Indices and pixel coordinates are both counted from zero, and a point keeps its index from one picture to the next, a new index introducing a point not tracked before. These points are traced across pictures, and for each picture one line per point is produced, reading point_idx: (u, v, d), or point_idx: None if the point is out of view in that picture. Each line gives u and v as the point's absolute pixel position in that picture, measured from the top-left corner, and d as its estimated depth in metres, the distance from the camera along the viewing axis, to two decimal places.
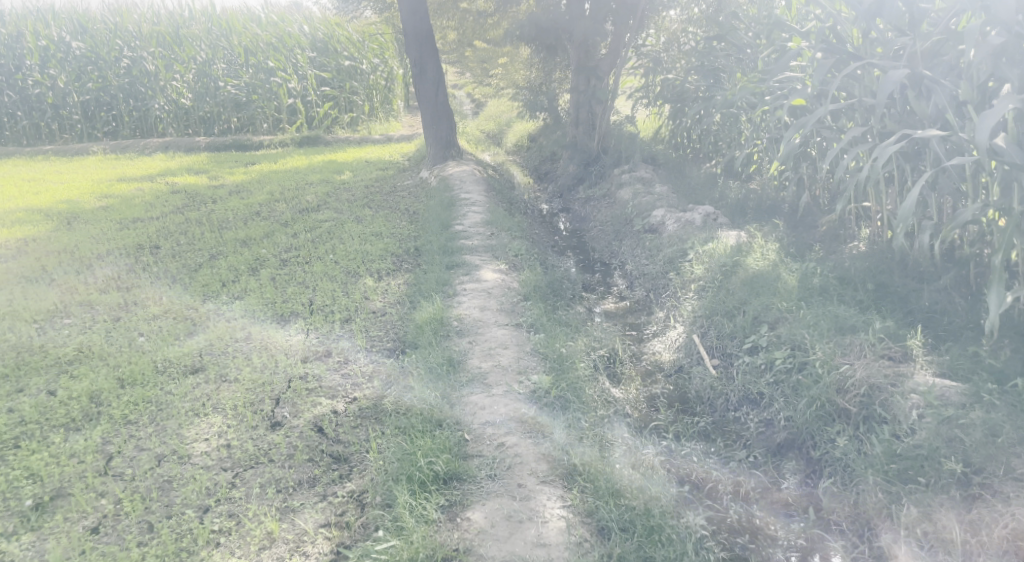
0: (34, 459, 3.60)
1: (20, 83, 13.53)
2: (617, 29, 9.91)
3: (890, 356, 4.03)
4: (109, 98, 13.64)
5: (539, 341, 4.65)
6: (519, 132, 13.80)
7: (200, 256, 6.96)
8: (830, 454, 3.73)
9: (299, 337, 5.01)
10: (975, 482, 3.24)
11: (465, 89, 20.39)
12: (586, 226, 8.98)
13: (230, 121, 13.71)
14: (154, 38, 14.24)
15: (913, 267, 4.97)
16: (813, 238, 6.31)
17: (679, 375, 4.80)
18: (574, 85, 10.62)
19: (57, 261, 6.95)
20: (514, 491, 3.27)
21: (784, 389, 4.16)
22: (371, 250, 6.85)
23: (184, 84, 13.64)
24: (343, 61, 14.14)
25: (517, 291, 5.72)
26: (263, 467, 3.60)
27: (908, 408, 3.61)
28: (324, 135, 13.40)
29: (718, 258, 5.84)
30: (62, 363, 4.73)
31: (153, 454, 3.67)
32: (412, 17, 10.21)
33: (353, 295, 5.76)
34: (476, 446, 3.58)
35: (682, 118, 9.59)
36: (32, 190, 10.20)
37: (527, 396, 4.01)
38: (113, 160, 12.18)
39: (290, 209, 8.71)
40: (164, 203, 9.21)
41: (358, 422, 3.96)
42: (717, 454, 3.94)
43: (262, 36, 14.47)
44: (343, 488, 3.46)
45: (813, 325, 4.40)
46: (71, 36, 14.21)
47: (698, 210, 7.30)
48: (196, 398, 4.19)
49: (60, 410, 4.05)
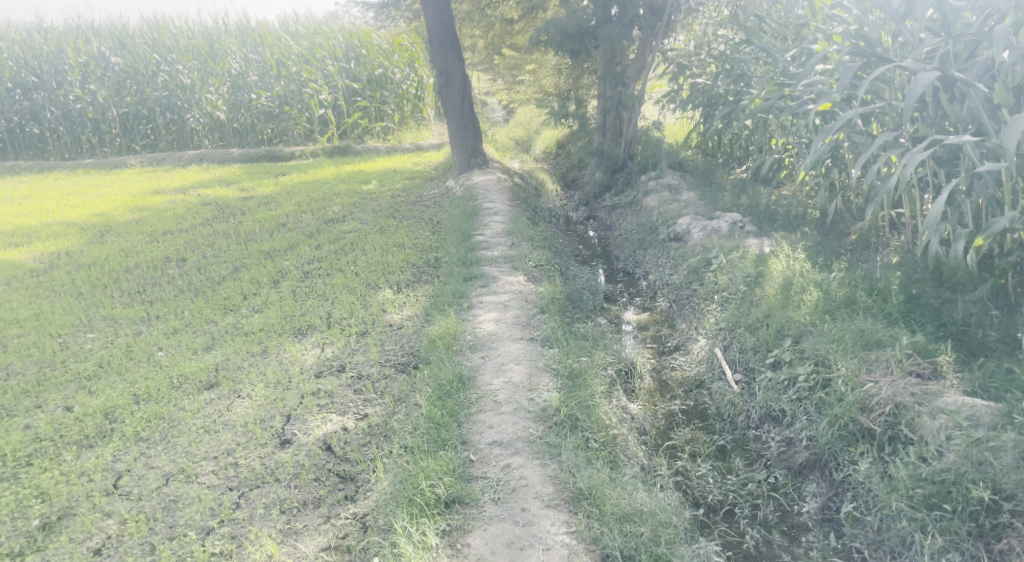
0: (45, 478, 3.65)
1: (62, 99, 13.92)
2: (645, 35, 9.86)
3: (919, 372, 3.83)
4: (147, 112, 13.95)
5: (553, 357, 4.56)
6: (547, 139, 13.68)
7: (225, 268, 7.01)
8: (853, 476, 3.57)
9: (314, 351, 4.99)
10: (1007, 510, 3.02)
11: (496, 96, 20.38)
12: (611, 235, 8.85)
13: (263, 132, 13.90)
14: (190, 52, 14.51)
15: (945, 278, 4.75)
16: (842, 246, 6.10)
17: (699, 390, 4.66)
18: (601, 91, 10.49)
19: (88, 275, 7.07)
20: (517, 516, 3.18)
21: (807, 407, 4.00)
22: (392, 261, 6.83)
23: (218, 97, 13.89)
24: (374, 71, 14.02)
25: (535, 303, 5.63)
26: (268, 486, 3.58)
27: (935, 428, 3.40)
28: (354, 145, 13.49)
29: (742, 268, 5.68)
30: (81, 378, 4.79)
31: (161, 473, 3.68)
32: (436, 26, 10.21)
33: (371, 307, 5.74)
34: (482, 467, 3.51)
35: (711, 123, 9.36)
36: (70, 203, 10.45)
37: (537, 414, 3.91)
38: (149, 172, 12.45)
39: (316, 221, 8.75)
40: (195, 215, 9.33)
41: (367, 440, 3.93)
42: (735, 475, 3.82)
43: (295, 47, 14.64)
44: (347, 510, 3.43)
45: (838, 339, 4.21)
46: (111, 51, 14.46)
47: (724, 217, 7.13)
48: (209, 415, 4.19)
49: (75, 426, 4.09)
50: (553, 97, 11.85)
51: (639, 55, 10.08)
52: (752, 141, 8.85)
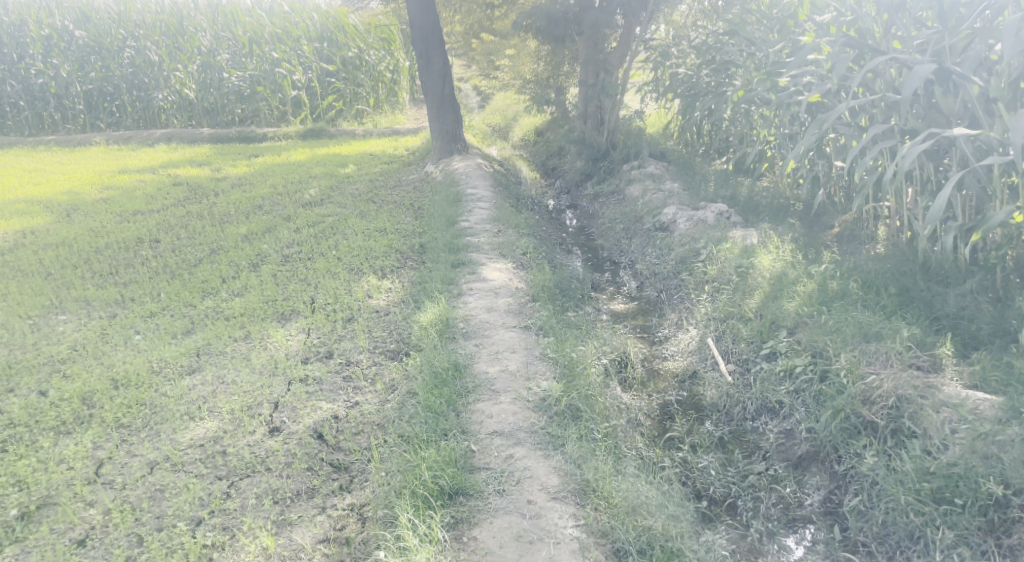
0: (21, 465, 3.48)
1: (23, 72, 13.34)
2: (628, 21, 9.59)
3: (919, 365, 3.88)
4: (112, 88, 13.44)
5: (549, 346, 4.50)
6: (526, 126, 13.54)
7: (200, 251, 6.78)
8: (856, 469, 3.59)
9: (299, 337, 4.83)
10: (1016, 505, 3.07)
11: (470, 82, 20.17)
12: (593, 223, 8.79)
13: (234, 113, 13.54)
14: (158, 28, 14.02)
15: (936, 271, 4.79)
16: (829, 238, 6.12)
17: (693, 380, 4.62)
18: (582, 79, 10.31)
19: (56, 255, 6.79)
20: (523, 508, 3.12)
21: (805, 398, 4.01)
22: (376, 246, 6.67)
23: (187, 75, 13.44)
24: (349, 53, 13.78)
25: (525, 290, 5.55)
26: (259, 476, 3.45)
27: (939, 422, 3.46)
28: (328, 128, 13.22)
29: (733, 258, 5.67)
30: (55, 361, 4.58)
31: (146, 461, 3.53)
32: (417, 8, 9.98)
33: (355, 293, 5.59)
34: (483, 458, 3.44)
35: (691, 114, 9.36)
36: (33, 180, 10.04)
37: (536, 404, 3.86)
38: (116, 151, 12.02)
39: (293, 204, 8.53)
40: (165, 195, 9.03)
41: (360, 428, 3.81)
42: (735, 467, 3.80)
43: (268, 26, 14.28)
44: (343, 500, 3.32)
45: (835, 331, 4.22)
46: (75, 25, 13.95)
47: (710, 207, 7.09)
48: (192, 401, 4.03)
49: (50, 412, 3.90)
50: (533, 83, 11.73)
51: (621, 43, 9.80)
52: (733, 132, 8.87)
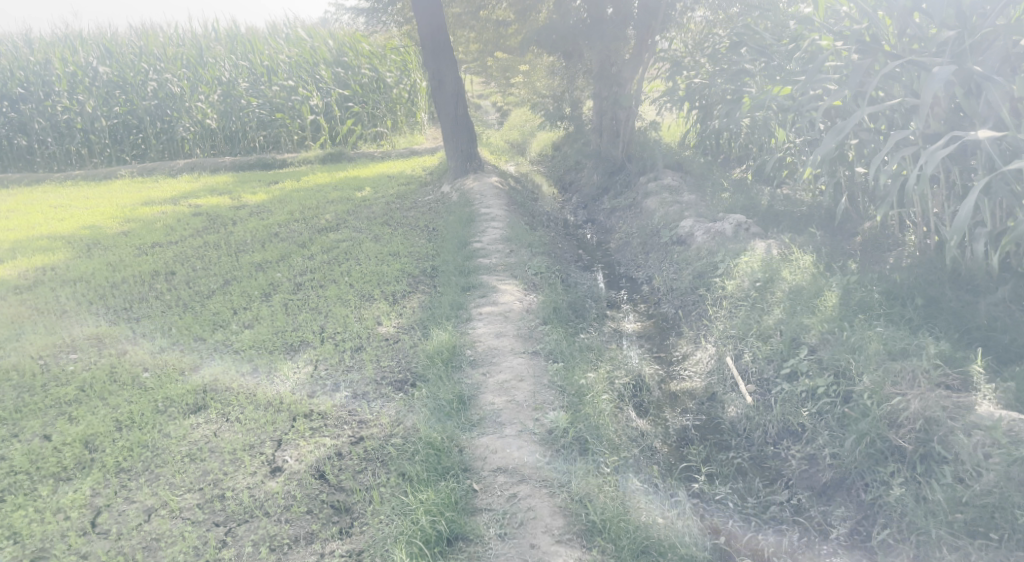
0: (18, 517, 3.42)
1: (50, 110, 13.42)
2: (641, 33, 9.40)
3: (948, 384, 3.73)
4: (136, 121, 13.51)
5: (557, 373, 4.35)
6: (542, 142, 13.41)
7: (214, 282, 6.75)
8: (884, 498, 3.43)
9: (306, 369, 4.73)
10: None
11: (489, 98, 20.11)
12: (610, 238, 8.60)
13: (255, 140, 13.63)
14: (179, 61, 14.16)
15: (966, 280, 4.60)
16: (853, 245, 5.89)
17: (712, 403, 4.44)
18: (596, 92, 10.16)
19: (73, 292, 6.79)
20: (526, 554, 3.04)
21: (829, 422, 3.85)
22: (387, 271, 6.58)
23: (209, 105, 13.56)
24: (365, 78, 13.92)
25: (536, 313, 5.39)
26: (257, 521, 3.36)
27: (971, 446, 3.32)
28: (347, 151, 13.23)
29: (750, 270, 5.45)
30: (62, 404, 4.53)
31: (143, 508, 3.46)
32: (428, 29, 9.87)
33: (364, 321, 5.49)
34: (485, 498, 3.35)
35: (708, 122, 9.21)
36: (57, 216, 10.16)
37: (543, 437, 3.74)
38: (139, 183, 12.12)
39: (308, 230, 8.48)
40: (184, 226, 9.05)
41: (363, 466, 3.70)
42: (756, 497, 3.64)
43: (285, 54, 14.43)
44: (342, 546, 3.22)
45: (858, 348, 4.06)
46: (98, 61, 14.09)
47: (728, 218, 6.87)
48: (195, 441, 3.95)
49: (52, 458, 3.84)
50: (547, 98, 11.63)
51: (635, 55, 9.58)
52: (752, 140, 8.70)
